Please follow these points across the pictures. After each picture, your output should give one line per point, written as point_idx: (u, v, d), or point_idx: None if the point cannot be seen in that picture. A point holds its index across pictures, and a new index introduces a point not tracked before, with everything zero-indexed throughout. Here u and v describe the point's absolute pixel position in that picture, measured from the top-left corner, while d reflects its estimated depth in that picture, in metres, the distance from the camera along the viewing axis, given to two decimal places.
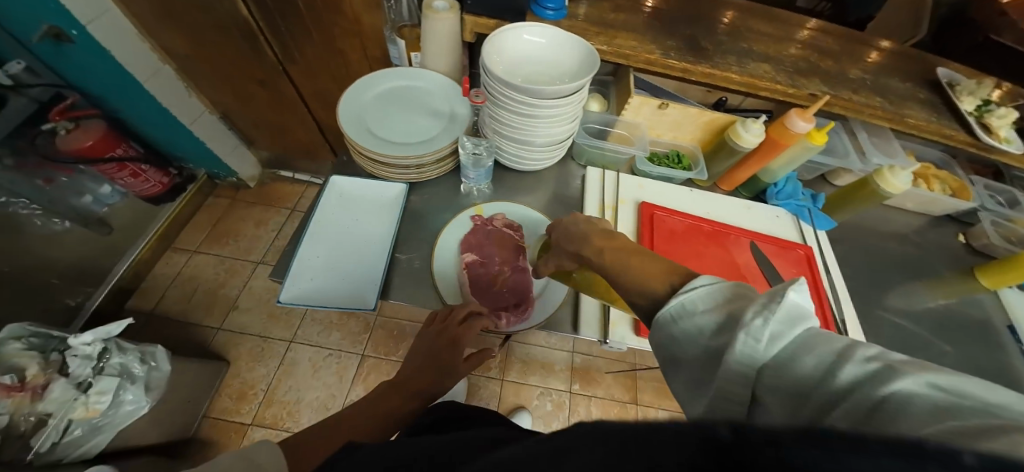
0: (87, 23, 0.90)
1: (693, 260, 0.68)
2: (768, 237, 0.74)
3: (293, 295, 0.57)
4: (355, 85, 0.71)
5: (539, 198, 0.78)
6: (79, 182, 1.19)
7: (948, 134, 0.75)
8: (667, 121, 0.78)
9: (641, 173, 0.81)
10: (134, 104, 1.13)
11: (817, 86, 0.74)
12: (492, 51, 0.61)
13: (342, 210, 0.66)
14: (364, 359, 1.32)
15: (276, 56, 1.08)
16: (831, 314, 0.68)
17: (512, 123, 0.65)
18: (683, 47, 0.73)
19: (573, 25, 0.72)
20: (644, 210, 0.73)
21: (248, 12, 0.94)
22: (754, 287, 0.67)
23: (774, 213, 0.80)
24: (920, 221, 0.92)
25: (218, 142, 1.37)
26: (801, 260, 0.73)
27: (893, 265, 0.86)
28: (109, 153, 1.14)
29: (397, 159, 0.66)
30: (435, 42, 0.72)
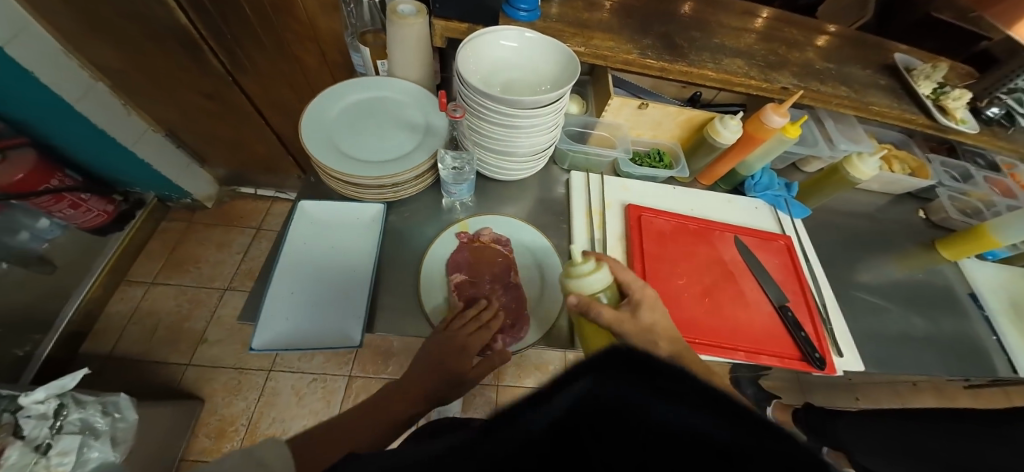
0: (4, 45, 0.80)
1: (682, 261, 0.68)
2: (750, 230, 0.75)
3: (267, 340, 0.52)
4: (319, 99, 0.66)
5: (523, 206, 0.75)
6: (12, 219, 1.06)
7: (908, 118, 0.79)
8: (647, 120, 0.77)
9: (624, 174, 0.81)
10: (66, 126, 1.01)
11: (788, 80, 0.75)
12: (467, 59, 0.57)
13: (315, 238, 0.62)
14: (352, 380, 1.27)
15: (227, 67, 0.99)
16: (814, 301, 0.70)
17: (491, 134, 0.63)
18: (659, 45, 0.73)
19: (547, 27, 0.69)
20: (632, 213, 0.72)
21: (189, 21, 0.85)
22: (742, 283, 0.68)
23: (754, 205, 0.82)
24: (881, 202, 0.97)
25: (168, 163, 1.26)
26: (782, 250, 0.74)
27: (861, 246, 0.90)
28: (44, 185, 1.03)
29: (369, 178, 0.62)
30: (403, 49, 0.67)
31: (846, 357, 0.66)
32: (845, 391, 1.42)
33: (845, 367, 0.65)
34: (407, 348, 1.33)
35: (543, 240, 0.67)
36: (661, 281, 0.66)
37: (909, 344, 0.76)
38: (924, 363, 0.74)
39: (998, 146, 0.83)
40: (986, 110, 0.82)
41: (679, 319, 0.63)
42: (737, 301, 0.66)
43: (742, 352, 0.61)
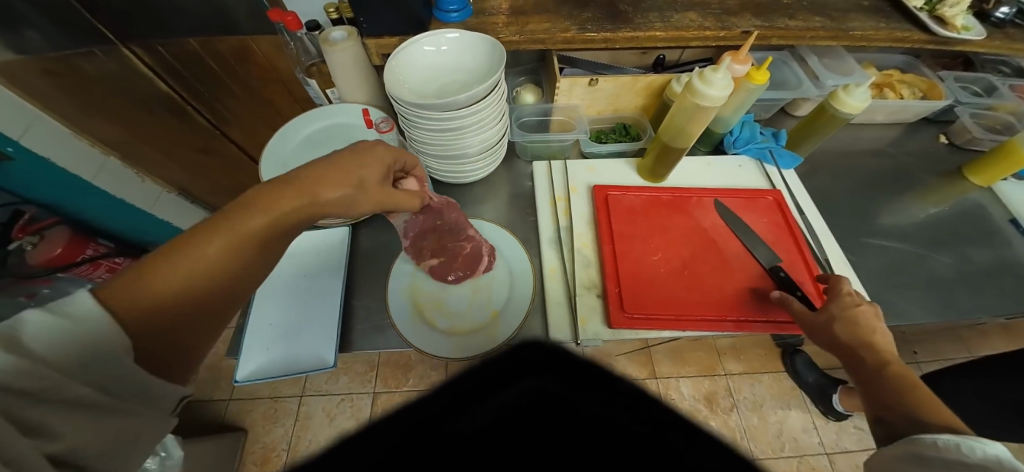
0: (18, 138, 0.87)
1: (656, 236, 0.64)
2: (733, 191, 0.71)
3: (254, 371, 0.56)
4: (275, 138, 0.69)
5: (490, 206, 0.74)
6: (61, 289, 1.18)
7: (900, 36, 0.70)
8: (603, 96, 0.73)
9: (591, 154, 0.78)
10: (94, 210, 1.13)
11: (749, 22, 0.69)
12: (394, 75, 0.57)
13: (286, 272, 0.64)
14: (377, 395, 1.35)
15: (212, 121, 1.09)
16: (811, 254, 0.65)
17: (439, 141, 0.62)
18: (600, 15, 0.69)
19: (481, 21, 0.68)
20: (598, 194, 0.69)
21: (167, 85, 0.96)
22: (725, 249, 0.63)
23: (737, 163, 0.77)
24: (892, 135, 0.88)
25: (185, 218, 1.36)
26: (771, 207, 0.70)
27: (871, 187, 0.81)
28: (79, 256, 1.16)
29: None
30: (343, 73, 0.68)
31: None
32: (900, 346, 1.29)
33: None
34: (425, 359, 1.40)
35: (508, 235, 0.66)
36: (635, 261, 0.62)
37: (940, 287, 0.67)
38: (958, 309, 0.65)
39: (1019, 49, 0.71)
40: (995, 13, 0.70)
41: (655, 297, 0.59)
42: (720, 269, 0.61)
43: (729, 322, 0.57)
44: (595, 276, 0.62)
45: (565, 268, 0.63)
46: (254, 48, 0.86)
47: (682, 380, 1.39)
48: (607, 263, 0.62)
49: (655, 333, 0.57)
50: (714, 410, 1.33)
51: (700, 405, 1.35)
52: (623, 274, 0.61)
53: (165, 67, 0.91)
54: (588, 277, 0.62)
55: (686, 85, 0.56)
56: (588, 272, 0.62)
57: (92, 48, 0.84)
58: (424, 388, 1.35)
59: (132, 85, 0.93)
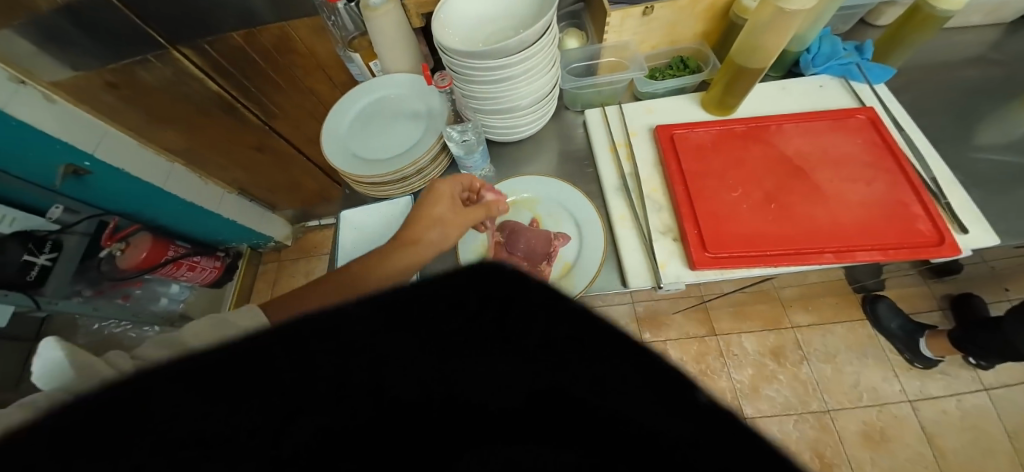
0: (94, 152, 1.01)
1: (733, 170, 0.59)
2: (819, 113, 0.63)
3: None
4: (330, 116, 0.70)
5: (544, 162, 0.72)
6: (151, 289, 1.37)
7: None
8: (656, 27, 0.67)
9: (646, 95, 0.72)
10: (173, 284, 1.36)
11: None
12: (442, 27, 0.55)
13: (360, 244, 0.66)
14: None
15: (262, 118, 1.13)
16: (917, 174, 0.57)
17: (492, 93, 0.60)
18: None
19: None
20: (661, 133, 0.64)
21: (219, 86, 1.00)
22: (816, 176, 0.57)
23: (818, 83, 0.69)
24: (987, 37, 0.77)
25: (247, 215, 1.49)
26: (865, 126, 0.62)
27: (969, 97, 0.72)
28: (164, 256, 1.28)
29: (389, 175, 0.64)
30: (385, 41, 0.67)
31: (975, 233, 0.54)
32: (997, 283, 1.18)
33: (971, 245, 0.54)
34: None
35: (568, 187, 0.65)
36: (713, 198, 0.58)
37: None
38: None
39: None
40: None
41: (739, 234, 0.55)
42: (813, 199, 0.56)
43: (829, 254, 0.52)
44: (669, 219, 0.58)
45: (636, 215, 0.60)
46: (293, 34, 0.87)
47: (743, 336, 1.33)
48: (681, 204, 0.58)
49: (743, 271, 0.53)
50: (782, 364, 1.27)
51: (766, 359, 1.29)
52: (700, 213, 0.57)
53: (213, 67, 0.95)
54: (661, 222, 0.59)
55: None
56: (661, 217, 0.58)
57: (146, 55, 0.89)
58: None
59: (188, 89, 0.99)
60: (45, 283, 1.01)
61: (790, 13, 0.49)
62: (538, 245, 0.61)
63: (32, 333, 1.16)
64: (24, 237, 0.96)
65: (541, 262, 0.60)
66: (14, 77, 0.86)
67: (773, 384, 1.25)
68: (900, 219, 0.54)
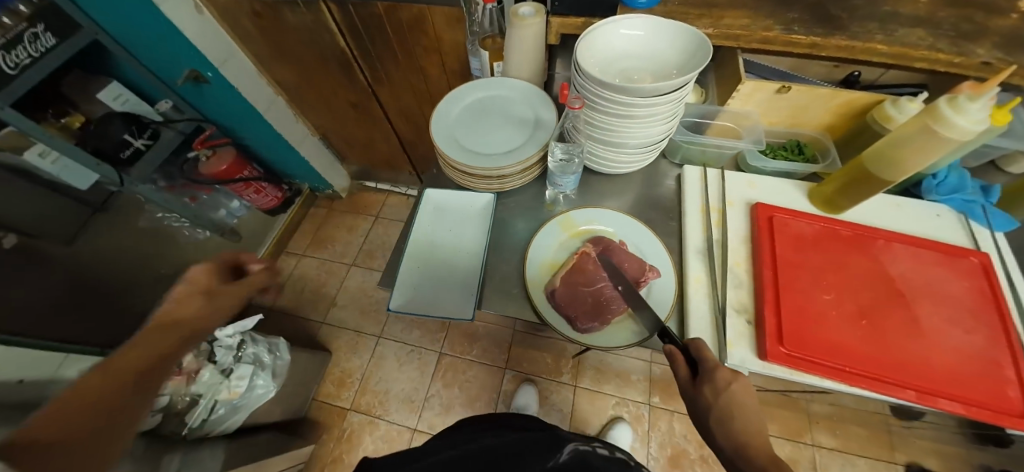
0: (219, 65, 1.10)
1: (828, 272, 0.57)
2: (932, 242, 0.60)
3: (400, 305, 0.61)
4: (446, 100, 0.74)
5: (629, 202, 0.72)
6: (216, 199, 1.47)
7: None
8: (784, 107, 0.66)
9: (751, 169, 0.71)
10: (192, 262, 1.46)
11: (995, 50, 0.58)
12: (586, 52, 0.56)
13: (436, 225, 0.68)
14: (441, 357, 1.43)
15: (368, 81, 1.20)
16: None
17: (609, 126, 0.60)
18: (807, 18, 0.62)
19: (670, 11, 0.65)
20: (760, 211, 0.63)
21: (346, 44, 1.06)
22: (917, 307, 0.54)
23: (936, 211, 0.65)
24: None
25: (320, 160, 1.59)
26: (978, 270, 0.58)
27: None
28: (239, 174, 1.39)
29: (485, 170, 0.65)
30: (518, 48, 0.70)
31: None
32: None
33: None
34: (490, 335, 1.46)
35: (650, 233, 0.64)
36: (800, 294, 0.55)
37: None
38: None
39: None
40: None
41: (818, 339, 0.52)
42: (907, 329, 0.53)
43: (913, 392, 0.49)
44: (746, 299, 0.57)
45: (713, 284, 0.59)
46: (428, 17, 0.91)
47: None
48: (764, 288, 0.56)
49: (811, 378, 0.51)
50: None
51: None
52: (784, 304, 0.55)
53: (348, 26, 1.00)
54: (737, 299, 0.57)
55: (930, 107, 0.48)
56: (738, 294, 0.57)
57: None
58: (485, 362, 1.41)
59: (319, 37, 1.05)
60: (134, 164, 1.10)
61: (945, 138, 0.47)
62: (628, 266, 0.60)
63: (97, 203, 1.28)
64: (130, 118, 1.08)
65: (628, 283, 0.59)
66: None
67: None
68: (1000, 381, 0.50)
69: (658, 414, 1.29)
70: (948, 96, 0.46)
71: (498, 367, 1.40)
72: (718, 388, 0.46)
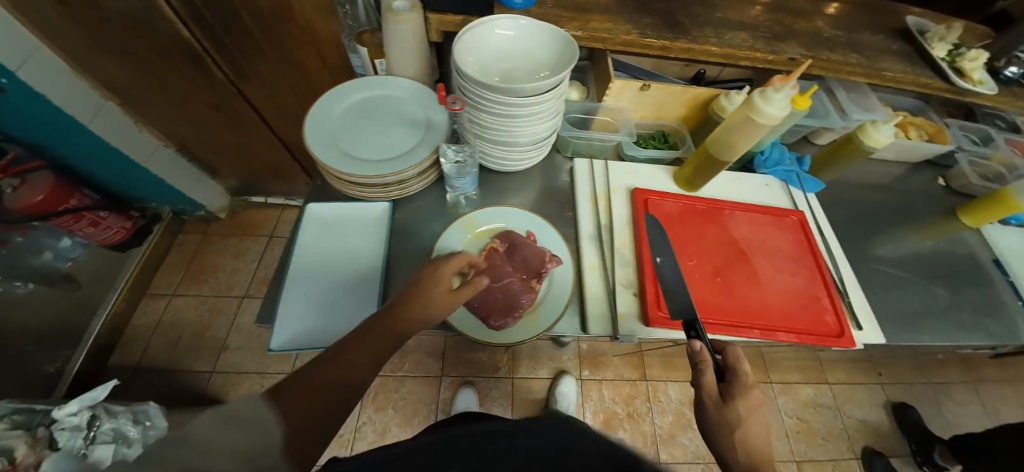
0: (16, 70, 0.84)
1: (692, 243, 0.67)
2: (763, 208, 0.74)
3: (282, 343, 0.53)
4: (320, 100, 0.66)
5: (529, 198, 0.74)
6: (35, 240, 1.13)
7: (925, 82, 0.78)
8: (649, 102, 0.75)
9: (629, 158, 0.79)
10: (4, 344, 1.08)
11: (794, 50, 0.72)
12: (464, 52, 0.56)
13: (325, 242, 0.62)
14: (369, 379, 1.33)
15: (231, 79, 1.02)
16: (830, 275, 0.69)
17: (497, 126, 0.61)
18: (659, 23, 0.71)
19: (545, 12, 0.68)
20: (637, 196, 0.71)
21: (191, 35, 0.89)
22: (755, 262, 0.67)
23: (765, 182, 0.80)
24: (891, 173, 0.96)
25: (182, 176, 1.33)
26: (796, 227, 0.72)
27: (872, 218, 0.88)
28: (64, 205, 1.10)
29: (379, 177, 0.61)
30: (399, 46, 0.67)
31: (866, 330, 0.66)
32: None
33: (865, 340, 0.65)
34: (421, 346, 1.40)
35: (549, 226, 0.67)
36: None
37: (928, 313, 0.74)
38: (949, 336, 0.72)
39: None
40: (1005, 70, 0.83)
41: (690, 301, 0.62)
42: (750, 281, 0.65)
43: (758, 331, 0.60)
44: (634, 276, 0.64)
45: (605, 266, 0.64)
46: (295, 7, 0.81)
47: (669, 384, 1.45)
48: (645, 264, 0.64)
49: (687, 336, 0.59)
50: None
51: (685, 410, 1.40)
52: (661, 277, 0.63)
53: (189, 12, 0.83)
54: (626, 276, 0.64)
55: (747, 101, 0.57)
56: (626, 272, 0.64)
57: None
58: (419, 374, 1.35)
59: (152, 29, 0.85)
60: None
61: (761, 125, 0.57)
62: (528, 259, 0.61)
63: None
64: None
65: (529, 273, 0.60)
66: None
67: (689, 433, 1.36)
68: (812, 312, 0.64)
69: (589, 387, 1.40)
70: (759, 90, 0.56)
71: (433, 376, 1.35)
72: (750, 404, 0.46)
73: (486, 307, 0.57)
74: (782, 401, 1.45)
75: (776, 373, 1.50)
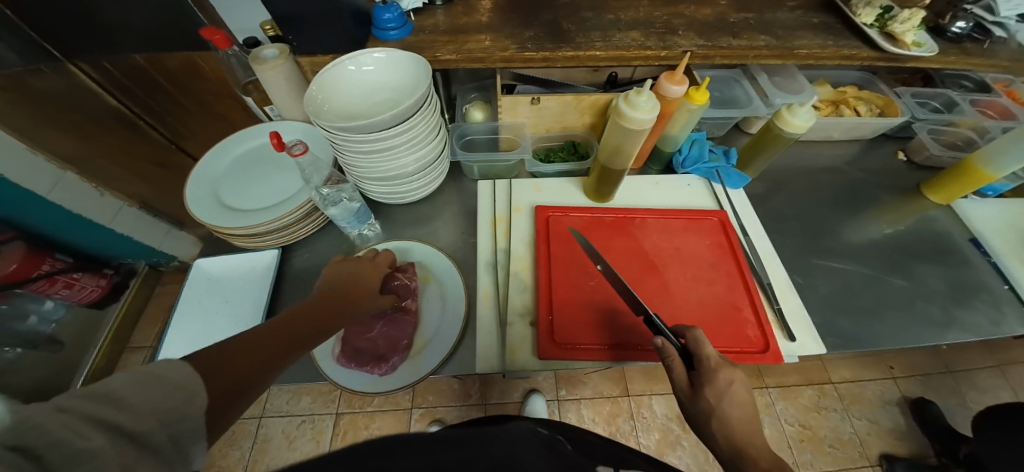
0: None
1: (595, 259, 0.63)
2: (679, 212, 0.69)
3: None
4: (203, 159, 0.66)
5: (431, 227, 0.72)
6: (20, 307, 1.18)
7: (849, 54, 0.69)
8: (547, 115, 0.72)
9: (538, 174, 0.76)
10: None
11: (692, 42, 0.68)
12: (316, 97, 0.55)
13: (210, 297, 0.63)
14: (339, 417, 1.31)
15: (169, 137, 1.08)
16: (754, 279, 0.63)
17: (373, 162, 0.60)
18: (542, 34, 0.68)
19: (421, 40, 0.67)
20: (539, 214, 0.68)
21: (118, 103, 0.94)
22: (667, 273, 0.62)
23: (687, 183, 0.75)
24: (847, 152, 0.87)
25: (147, 234, 1.26)
26: (716, 228, 0.68)
27: (826, 204, 0.79)
28: (36, 271, 1.12)
29: (269, 224, 0.61)
30: (277, 92, 0.67)
31: (802, 341, 0.59)
32: None
33: (797, 352, 0.58)
34: None
35: (444, 258, 0.65)
36: (571, 285, 0.60)
37: (891, 311, 0.64)
38: (914, 336, 0.62)
39: (969, 66, 0.70)
40: (951, 27, 0.70)
41: (589, 324, 0.57)
42: (660, 295, 0.60)
43: None
44: (530, 302, 0.60)
45: (499, 294, 0.61)
46: (201, 63, 0.85)
47: (654, 398, 1.36)
48: (541, 289, 0.59)
49: (587, 365, 0.54)
50: (687, 432, 1.29)
51: (672, 425, 1.31)
52: (557, 301, 0.58)
53: (112, 84, 0.90)
54: (522, 303, 0.60)
55: (616, 107, 0.54)
56: (521, 298, 0.60)
57: (39, 65, 0.80)
58: (389, 408, 1.32)
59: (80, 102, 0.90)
60: None
61: (638, 129, 0.53)
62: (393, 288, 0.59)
63: None
64: None
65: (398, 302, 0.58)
66: None
67: (677, 450, 1.26)
68: (731, 322, 0.58)
69: (567, 408, 1.33)
70: (625, 94, 0.53)
71: (403, 409, 1.32)
72: (718, 390, 0.44)
73: (364, 352, 0.56)
74: (781, 408, 1.33)
75: (771, 377, 1.39)
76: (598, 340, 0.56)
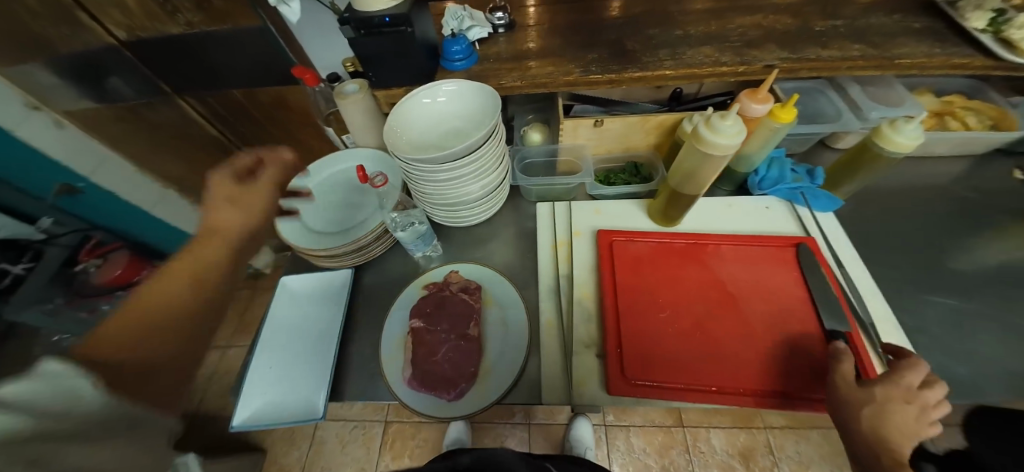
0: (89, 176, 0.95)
1: (665, 289, 0.59)
2: (760, 238, 0.64)
3: (246, 418, 0.58)
4: (291, 185, 0.73)
5: (490, 249, 0.72)
6: None
7: (959, 63, 0.61)
8: (610, 136, 0.70)
9: (599, 196, 0.74)
10: None
11: (771, 56, 0.63)
12: (393, 129, 0.58)
13: (293, 313, 0.67)
14: (387, 424, 1.35)
15: None
16: (855, 317, 0.56)
17: (441, 190, 0.63)
18: (606, 56, 0.67)
19: (485, 68, 0.69)
20: (602, 239, 0.65)
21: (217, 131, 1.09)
22: (747, 307, 0.57)
23: (763, 205, 0.70)
24: (958, 168, 0.75)
25: None
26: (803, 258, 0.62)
27: (935, 228, 0.69)
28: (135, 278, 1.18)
29: (346, 247, 0.66)
30: (354, 122, 0.72)
31: None
32: None
33: None
34: None
35: (507, 282, 0.64)
36: (640, 316, 0.57)
37: None
38: None
39: None
40: None
41: (661, 360, 0.54)
42: (740, 331, 0.55)
43: (750, 395, 0.50)
44: (596, 332, 0.58)
45: (563, 322, 0.59)
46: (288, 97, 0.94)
47: (712, 431, 1.25)
48: (608, 319, 0.57)
49: (660, 404, 0.51)
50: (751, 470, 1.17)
51: (734, 462, 1.19)
52: (626, 334, 0.56)
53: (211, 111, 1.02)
54: (587, 332, 0.58)
55: (694, 131, 0.52)
56: (587, 327, 0.58)
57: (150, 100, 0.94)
58: (434, 420, 1.33)
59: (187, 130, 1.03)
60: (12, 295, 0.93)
61: (719, 154, 0.50)
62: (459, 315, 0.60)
63: None
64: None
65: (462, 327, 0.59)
66: (29, 103, 0.79)
67: None
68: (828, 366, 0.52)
69: (616, 435, 1.26)
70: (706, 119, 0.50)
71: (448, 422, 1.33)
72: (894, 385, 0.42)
73: (431, 377, 0.56)
74: None
75: None
76: (671, 378, 0.52)
